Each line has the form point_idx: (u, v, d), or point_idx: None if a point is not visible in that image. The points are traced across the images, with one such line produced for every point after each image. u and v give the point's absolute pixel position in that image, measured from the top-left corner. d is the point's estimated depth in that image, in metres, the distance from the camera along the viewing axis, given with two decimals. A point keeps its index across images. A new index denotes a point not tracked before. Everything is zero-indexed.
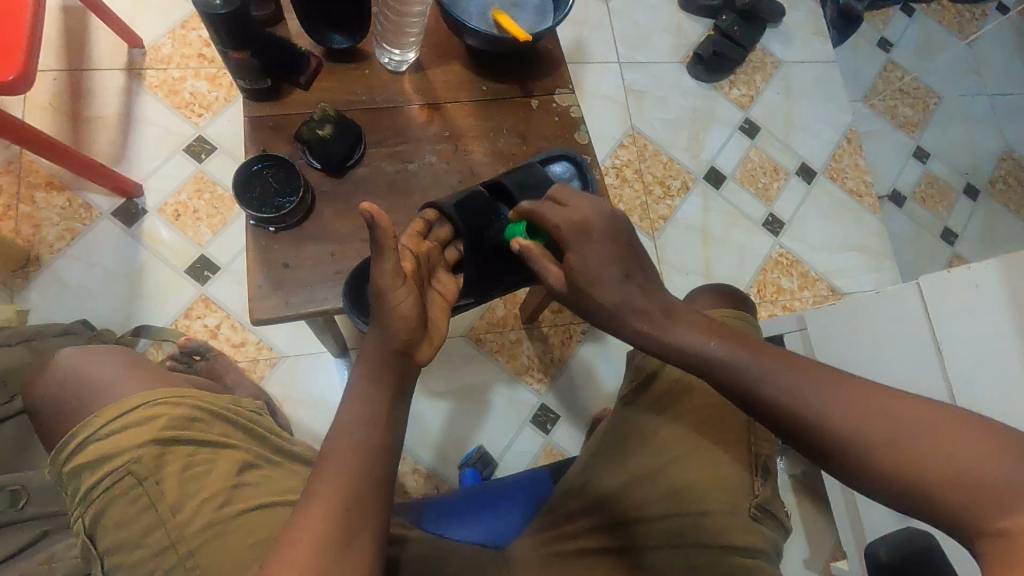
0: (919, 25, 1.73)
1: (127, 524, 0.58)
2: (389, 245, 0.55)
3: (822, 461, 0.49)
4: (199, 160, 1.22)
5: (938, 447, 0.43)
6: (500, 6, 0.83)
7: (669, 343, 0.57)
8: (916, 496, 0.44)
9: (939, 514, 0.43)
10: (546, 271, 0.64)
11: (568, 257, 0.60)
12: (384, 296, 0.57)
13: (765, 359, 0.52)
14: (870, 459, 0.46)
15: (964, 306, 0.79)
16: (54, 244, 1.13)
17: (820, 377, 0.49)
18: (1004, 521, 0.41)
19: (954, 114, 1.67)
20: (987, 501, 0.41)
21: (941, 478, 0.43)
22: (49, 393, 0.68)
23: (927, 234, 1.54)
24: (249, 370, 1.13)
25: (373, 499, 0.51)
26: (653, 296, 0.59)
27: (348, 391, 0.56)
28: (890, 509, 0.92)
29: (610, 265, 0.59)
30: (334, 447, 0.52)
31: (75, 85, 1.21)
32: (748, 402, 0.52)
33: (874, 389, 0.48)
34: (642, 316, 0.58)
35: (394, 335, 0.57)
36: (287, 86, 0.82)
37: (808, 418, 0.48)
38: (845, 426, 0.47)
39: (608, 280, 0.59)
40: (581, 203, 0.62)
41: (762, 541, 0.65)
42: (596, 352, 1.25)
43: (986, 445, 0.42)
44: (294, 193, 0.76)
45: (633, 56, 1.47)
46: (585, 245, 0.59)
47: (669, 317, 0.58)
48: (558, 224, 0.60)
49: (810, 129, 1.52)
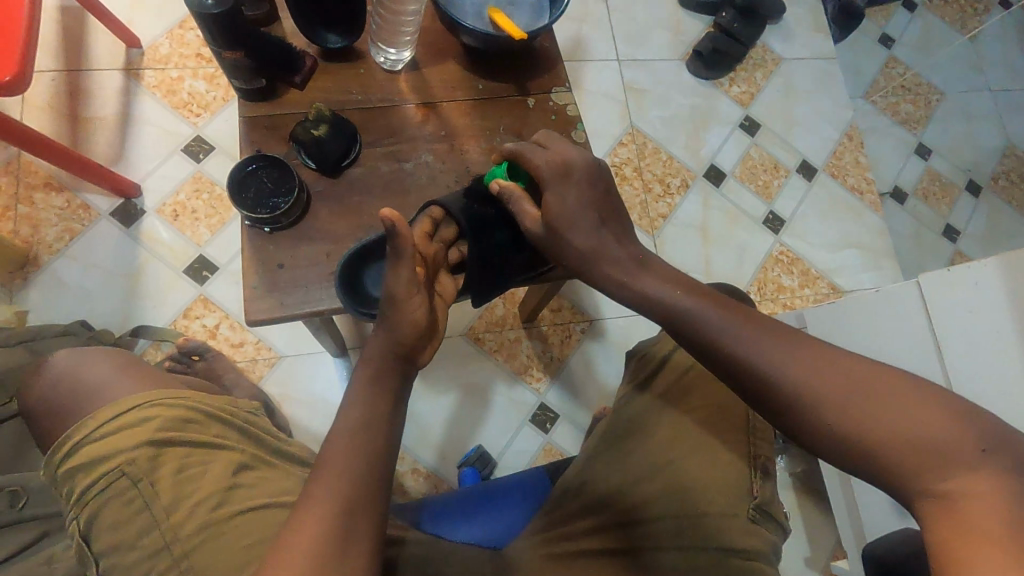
0: (921, 21, 1.72)
1: (122, 526, 0.58)
2: (407, 253, 0.58)
3: (775, 418, 0.48)
4: (197, 160, 1.22)
5: (891, 409, 0.43)
6: (496, 4, 0.83)
7: (640, 292, 0.58)
8: (863, 455, 0.44)
9: (881, 474, 0.44)
10: (524, 213, 0.67)
11: (548, 196, 0.64)
12: (398, 301, 0.58)
13: (727, 316, 0.52)
14: (820, 416, 0.45)
15: (964, 304, 0.78)
16: (53, 245, 1.13)
17: (782, 336, 0.49)
18: (946, 483, 0.41)
19: (956, 110, 1.66)
20: (932, 463, 0.41)
21: (889, 438, 0.43)
22: (45, 394, 0.68)
23: (929, 231, 1.53)
24: (248, 370, 1.13)
25: (369, 502, 0.50)
26: (626, 246, 0.62)
27: (348, 393, 0.56)
28: (890, 509, 0.92)
29: (586, 209, 0.63)
30: (333, 449, 0.52)
31: (74, 85, 1.21)
32: (709, 355, 0.51)
33: (833, 351, 0.48)
34: (614, 263, 0.61)
35: (401, 339, 0.57)
36: (282, 85, 0.81)
37: (766, 373, 0.48)
38: (802, 382, 0.46)
39: (582, 223, 0.62)
40: (561, 148, 0.68)
41: (764, 543, 0.64)
42: (596, 351, 1.25)
43: (937, 410, 0.42)
44: (289, 193, 0.75)
45: (632, 53, 1.46)
46: (563, 185, 0.65)
47: (640, 266, 0.60)
48: (540, 164, 0.66)
49: (811, 126, 1.51)
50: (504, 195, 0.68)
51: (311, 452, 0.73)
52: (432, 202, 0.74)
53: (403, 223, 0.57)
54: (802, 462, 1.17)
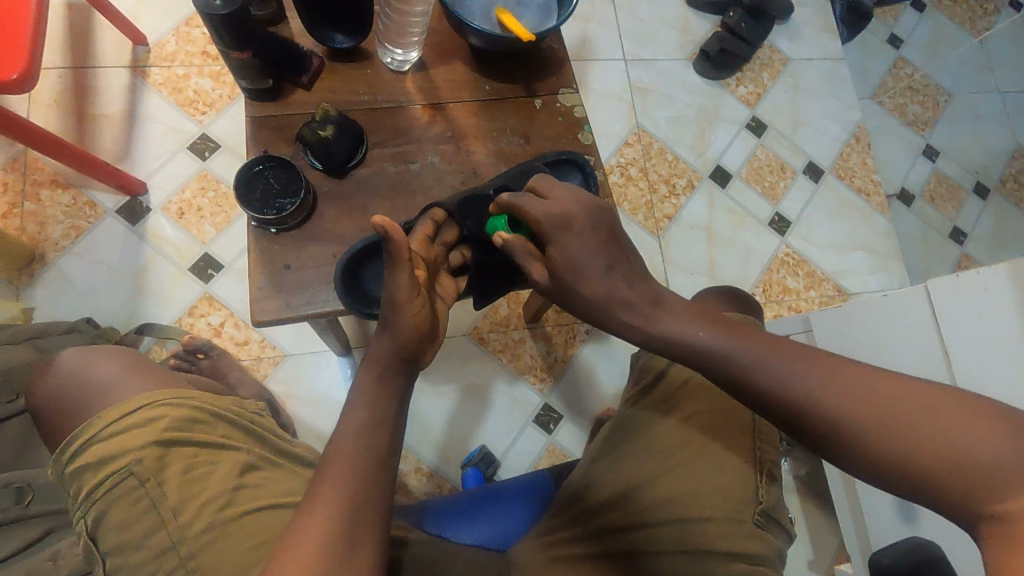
0: (930, 21, 1.71)
1: (129, 525, 0.58)
2: (405, 258, 0.57)
3: (816, 446, 0.49)
4: (203, 159, 1.22)
5: (934, 429, 0.43)
6: (504, 5, 0.82)
7: (658, 333, 0.56)
8: (912, 480, 0.44)
9: (935, 497, 0.43)
10: (530, 265, 0.62)
11: (552, 251, 0.59)
12: (398, 306, 0.57)
13: (755, 347, 0.52)
14: (865, 443, 0.45)
15: (972, 310, 0.78)
16: (60, 242, 1.14)
17: (812, 362, 0.49)
18: (1006, 504, 0.41)
19: (964, 111, 1.65)
20: (985, 484, 0.41)
21: (937, 461, 0.43)
22: (51, 393, 0.68)
23: (936, 234, 1.52)
24: (252, 368, 1.13)
25: (374, 503, 0.50)
26: (638, 288, 0.58)
27: (354, 393, 0.55)
28: (897, 514, 0.91)
29: (595, 257, 0.58)
30: (338, 448, 0.52)
31: (80, 82, 1.21)
32: (741, 390, 0.51)
33: (868, 373, 0.48)
34: (630, 308, 0.57)
35: (405, 343, 0.57)
36: (289, 86, 0.81)
37: (801, 404, 0.48)
38: (840, 409, 0.46)
39: (593, 274, 0.58)
40: (560, 195, 0.61)
41: (767, 549, 0.64)
42: (599, 351, 1.25)
43: (982, 426, 0.42)
44: (295, 195, 0.75)
45: (638, 53, 1.46)
46: (567, 237, 0.59)
47: (656, 307, 0.57)
48: (540, 217, 0.60)
49: (818, 126, 1.51)
50: (508, 249, 0.62)
51: (316, 453, 0.73)
52: (431, 206, 0.73)
53: (398, 228, 0.56)
54: (805, 464, 1.16)
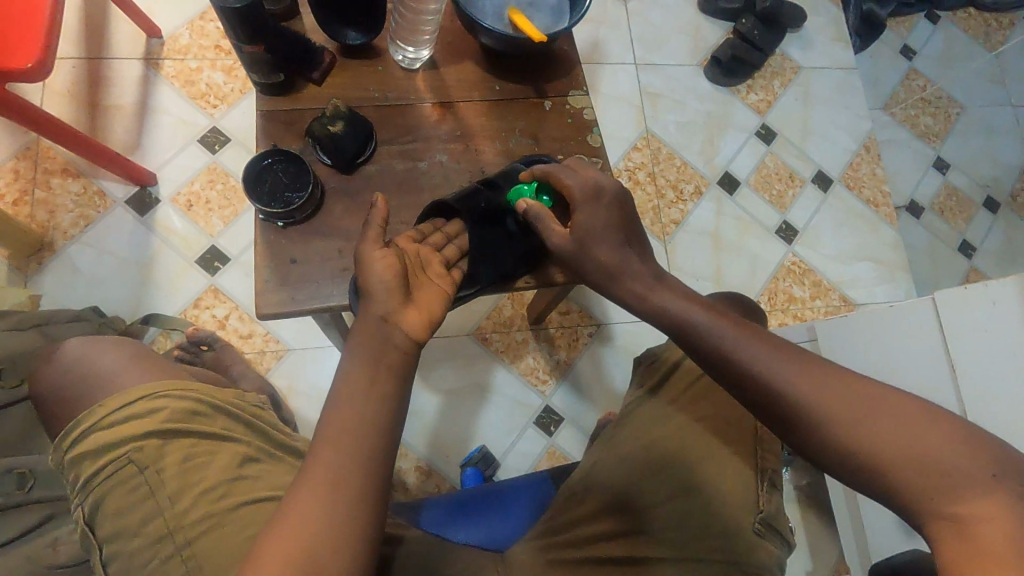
0: (944, 33, 1.70)
1: (127, 512, 0.58)
2: (376, 223, 0.64)
3: (786, 433, 0.51)
4: (213, 152, 1.23)
5: (902, 432, 0.46)
6: (516, 6, 0.82)
7: (654, 307, 0.59)
8: (872, 475, 0.46)
9: (891, 493, 0.46)
10: (552, 231, 0.66)
11: (577, 215, 0.65)
12: (365, 263, 0.61)
13: (743, 333, 0.54)
14: (834, 435, 0.48)
15: (980, 324, 0.77)
16: (69, 231, 1.14)
17: (796, 357, 0.51)
18: (958, 508, 0.43)
19: (976, 125, 1.64)
20: (942, 487, 0.44)
21: (900, 461, 0.45)
22: (56, 380, 0.68)
23: (944, 247, 1.51)
24: (256, 361, 1.13)
25: (362, 493, 0.50)
26: (648, 263, 0.63)
27: (352, 371, 0.55)
28: (899, 527, 0.91)
29: (610, 228, 0.64)
30: (336, 423, 0.52)
31: (93, 73, 1.22)
32: (721, 371, 0.53)
33: (849, 376, 0.50)
34: (635, 279, 0.62)
35: (376, 299, 0.59)
36: (300, 81, 0.82)
37: (779, 392, 0.50)
38: (816, 403, 0.49)
39: (609, 241, 0.64)
40: (590, 172, 0.69)
41: (767, 556, 0.62)
42: (602, 355, 1.24)
43: (948, 436, 0.45)
44: (304, 189, 0.76)
45: (650, 57, 1.45)
46: (592, 206, 0.65)
47: (658, 281, 0.61)
48: (571, 185, 0.67)
49: (828, 136, 1.50)
50: (531, 214, 0.67)
51: None
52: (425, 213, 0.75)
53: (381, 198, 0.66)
54: (807, 474, 1.15)
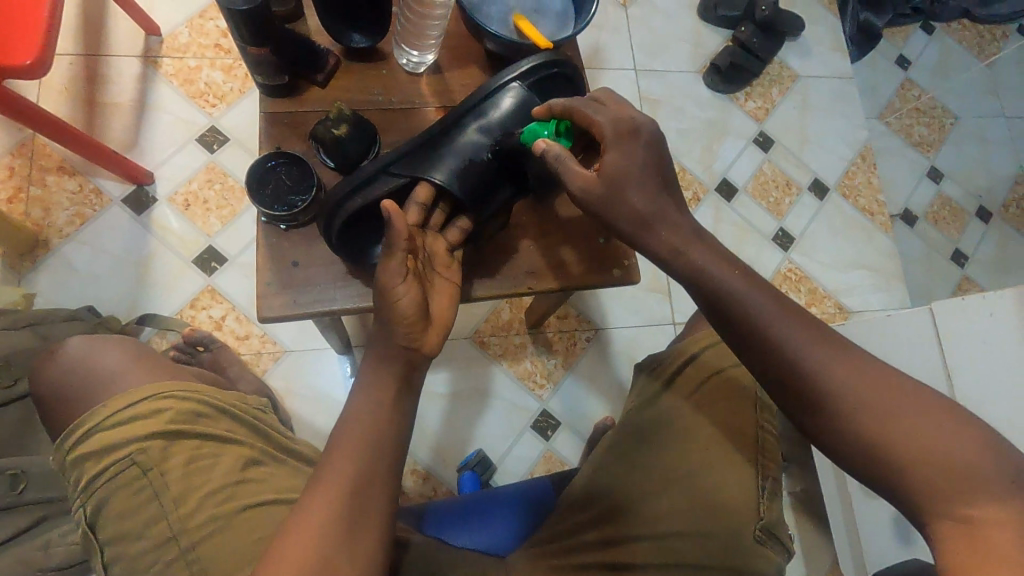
0: (939, 44, 1.71)
1: (130, 515, 0.58)
2: (400, 246, 0.59)
3: (808, 416, 0.52)
4: (211, 151, 1.22)
5: (926, 428, 0.47)
6: (522, 11, 0.82)
7: (691, 267, 0.58)
8: (889, 468, 0.48)
9: (906, 487, 0.48)
10: (576, 170, 0.61)
11: (609, 154, 0.60)
12: (385, 292, 0.59)
13: (778, 309, 0.54)
14: (856, 422, 0.50)
15: (978, 334, 0.78)
16: (64, 229, 1.13)
17: (828, 342, 0.53)
18: (971, 509, 0.45)
19: (969, 135, 1.66)
20: (958, 487, 0.46)
21: (921, 458, 0.47)
22: (55, 381, 0.68)
23: (938, 256, 1.53)
24: (252, 363, 1.12)
25: (379, 496, 0.52)
26: (684, 214, 0.61)
27: (361, 383, 0.58)
28: (895, 535, 0.92)
29: (642, 171, 0.60)
30: (348, 432, 0.54)
31: (91, 70, 1.21)
32: (751, 345, 0.54)
33: (879, 368, 0.51)
34: (672, 229, 0.59)
35: (398, 327, 0.59)
36: (304, 83, 0.82)
37: (809, 374, 0.51)
38: (844, 391, 0.50)
39: (640, 187, 0.59)
40: (624, 108, 0.63)
41: (766, 564, 0.64)
42: (600, 360, 1.25)
43: (973, 440, 0.46)
44: (307, 192, 0.75)
45: (649, 64, 1.46)
46: (625, 145, 0.60)
47: (697, 238, 0.59)
48: (602, 123, 0.61)
49: (825, 144, 1.51)
50: (552, 152, 0.61)
51: (317, 451, 0.73)
52: (419, 178, 0.67)
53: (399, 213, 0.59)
54: (802, 480, 1.16)
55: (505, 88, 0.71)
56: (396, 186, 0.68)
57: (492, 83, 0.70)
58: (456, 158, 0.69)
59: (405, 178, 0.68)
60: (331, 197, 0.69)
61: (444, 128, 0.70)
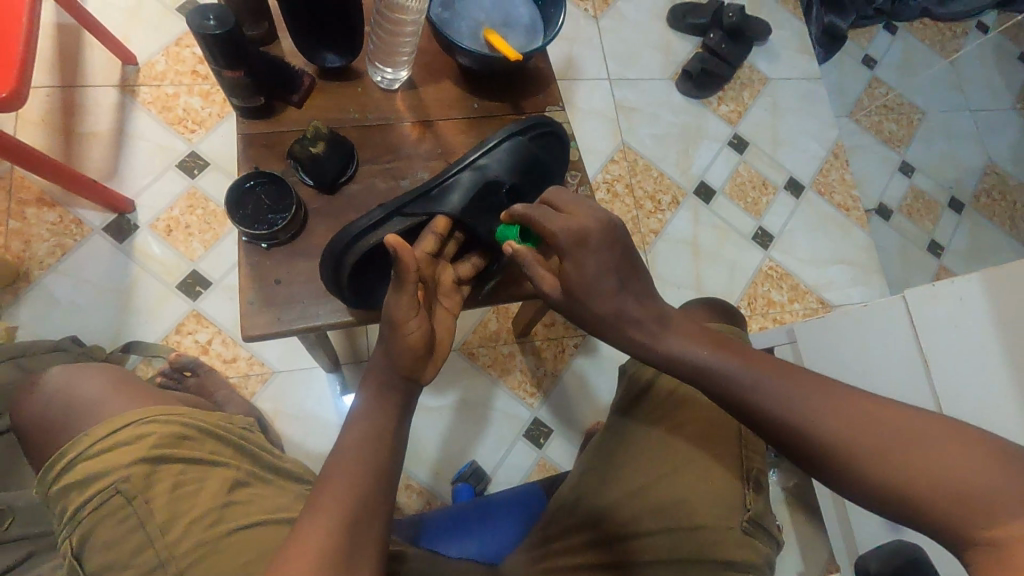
0: (902, 43, 1.76)
1: (116, 543, 0.58)
2: (409, 281, 0.57)
3: (817, 472, 0.51)
4: (192, 176, 1.22)
5: (929, 454, 0.46)
6: (492, 26, 0.84)
7: (665, 350, 0.59)
8: (907, 505, 0.46)
9: (933, 526, 0.46)
10: (540, 277, 0.63)
11: (565, 265, 0.60)
12: (397, 326, 0.59)
13: (755, 367, 0.55)
14: (858, 470, 0.48)
15: (949, 320, 0.80)
16: (45, 260, 1.13)
17: (810, 389, 0.53)
18: (995, 530, 0.43)
19: (936, 130, 1.71)
20: (973, 507, 0.44)
21: (925, 478, 0.46)
22: (37, 412, 0.68)
23: (914, 248, 1.56)
24: (240, 386, 1.12)
25: (374, 519, 0.53)
26: (648, 306, 0.61)
27: (356, 408, 0.59)
28: (884, 521, 0.94)
29: (606, 274, 0.59)
30: (341, 462, 0.55)
31: (68, 101, 1.22)
32: (738, 409, 0.55)
33: (864, 401, 0.51)
34: (637, 325, 0.60)
35: (400, 361, 0.59)
36: (280, 104, 0.83)
37: (797, 426, 0.51)
38: (839, 437, 0.49)
39: (603, 290, 0.59)
40: (577, 208, 0.60)
41: (756, 556, 0.64)
42: (588, 366, 1.25)
43: (973, 451, 0.45)
44: (286, 210, 0.76)
45: (623, 73, 1.49)
46: (581, 254, 0.59)
47: (661, 326, 0.60)
48: (555, 232, 0.59)
49: (797, 144, 1.55)
50: (518, 260, 0.62)
51: (307, 469, 0.73)
52: (435, 211, 0.67)
53: (408, 247, 0.57)
54: (794, 475, 1.17)
55: (517, 138, 0.71)
56: (409, 224, 0.67)
57: (506, 131, 0.70)
58: (471, 194, 0.68)
59: (421, 216, 0.67)
60: (341, 234, 0.67)
61: (458, 171, 0.68)
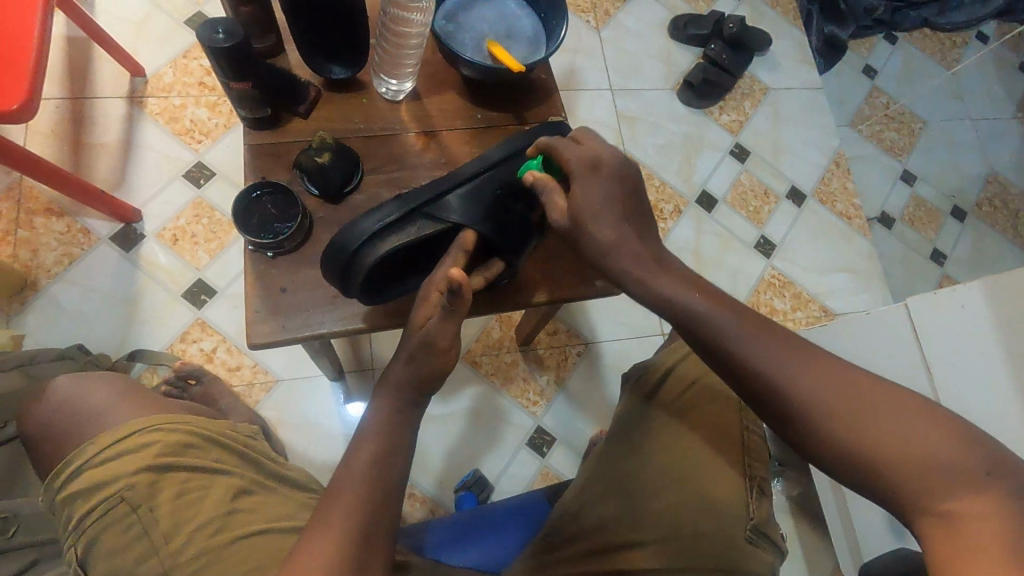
0: (902, 53, 1.77)
1: (121, 550, 0.58)
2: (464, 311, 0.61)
3: (785, 427, 0.53)
4: (198, 186, 1.24)
5: (899, 426, 0.48)
6: (495, 37, 0.86)
7: (657, 294, 0.60)
8: (868, 472, 0.49)
9: (890, 496, 0.48)
10: (554, 206, 0.64)
11: (575, 189, 0.63)
12: (433, 343, 0.62)
13: (743, 321, 0.56)
14: (827, 430, 0.50)
15: (952, 326, 0.81)
16: (52, 269, 1.14)
17: (794, 351, 0.54)
18: (953, 504, 0.45)
19: (938, 139, 1.72)
20: (933, 482, 0.46)
21: (893, 457, 0.47)
22: (44, 419, 0.68)
23: (917, 256, 1.57)
24: (245, 394, 1.13)
25: (386, 531, 0.54)
26: (645, 241, 0.64)
27: (367, 421, 0.59)
28: (889, 529, 0.94)
29: (610, 202, 0.63)
30: (350, 476, 0.55)
31: (77, 112, 1.24)
32: (719, 357, 0.56)
33: (845, 369, 0.52)
34: (635, 261, 0.62)
35: (424, 374, 0.61)
36: (287, 115, 0.84)
37: (777, 381, 0.53)
38: (816, 397, 0.51)
39: (607, 219, 0.62)
40: (592, 140, 0.66)
41: (758, 564, 0.64)
42: (591, 374, 1.25)
43: (942, 431, 0.47)
44: (293, 219, 0.77)
45: (624, 83, 1.50)
46: (591, 178, 0.63)
47: (660, 266, 0.62)
48: (571, 157, 0.65)
49: (798, 153, 1.55)
50: (537, 187, 0.65)
51: (311, 477, 0.73)
52: (458, 225, 0.67)
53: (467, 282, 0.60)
54: (798, 484, 1.17)
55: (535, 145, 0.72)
56: (429, 231, 0.67)
57: (527, 138, 0.72)
58: (491, 206, 0.68)
59: (442, 225, 0.67)
60: (350, 237, 0.66)
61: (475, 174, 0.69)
